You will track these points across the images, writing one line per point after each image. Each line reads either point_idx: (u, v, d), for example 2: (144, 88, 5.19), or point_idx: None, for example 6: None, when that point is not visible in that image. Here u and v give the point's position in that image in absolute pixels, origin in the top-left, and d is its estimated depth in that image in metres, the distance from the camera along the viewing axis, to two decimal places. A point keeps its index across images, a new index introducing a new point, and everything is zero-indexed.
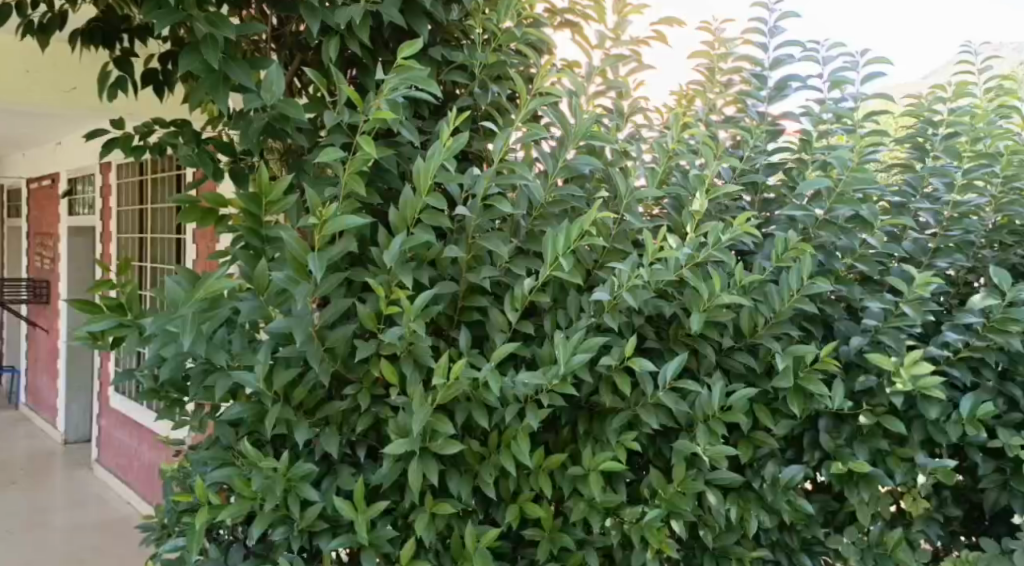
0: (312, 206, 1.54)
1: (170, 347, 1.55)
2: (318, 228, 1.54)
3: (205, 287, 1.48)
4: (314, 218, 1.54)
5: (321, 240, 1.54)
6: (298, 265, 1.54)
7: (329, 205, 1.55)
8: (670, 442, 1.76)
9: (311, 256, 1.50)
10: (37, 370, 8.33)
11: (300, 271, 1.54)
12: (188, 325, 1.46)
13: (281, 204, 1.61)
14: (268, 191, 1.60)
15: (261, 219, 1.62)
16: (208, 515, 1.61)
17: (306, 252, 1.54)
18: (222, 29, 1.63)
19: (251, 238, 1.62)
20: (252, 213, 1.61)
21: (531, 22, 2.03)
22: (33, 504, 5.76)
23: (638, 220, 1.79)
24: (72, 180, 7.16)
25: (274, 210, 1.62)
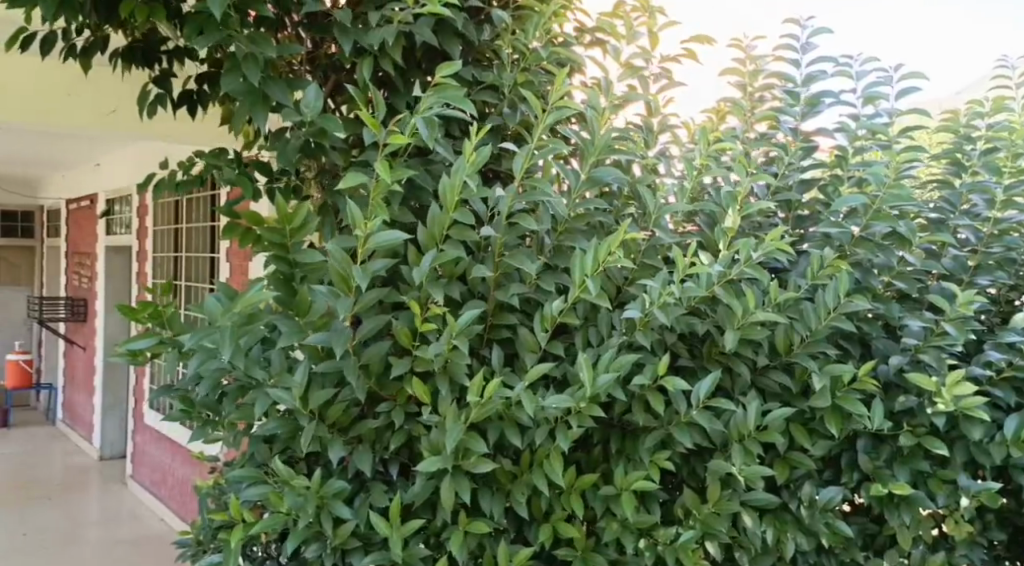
0: (355, 223, 1.56)
1: (210, 364, 1.58)
2: (362, 241, 1.56)
3: (242, 303, 1.52)
4: (358, 233, 1.56)
5: (365, 254, 1.56)
6: (342, 280, 1.55)
7: (374, 219, 1.57)
8: (704, 461, 1.74)
9: (356, 268, 1.52)
10: (74, 388, 8.44)
11: (343, 286, 1.55)
12: (226, 337, 1.50)
13: (304, 229, 1.60)
14: (289, 217, 1.58)
15: (285, 244, 1.60)
16: (242, 531, 1.62)
17: (351, 266, 1.54)
18: (264, 48, 1.68)
19: (278, 264, 1.61)
20: (274, 242, 1.59)
21: (561, 41, 2.04)
22: (68, 520, 5.83)
23: (668, 235, 1.81)
24: (110, 201, 7.30)
25: (298, 236, 1.60)
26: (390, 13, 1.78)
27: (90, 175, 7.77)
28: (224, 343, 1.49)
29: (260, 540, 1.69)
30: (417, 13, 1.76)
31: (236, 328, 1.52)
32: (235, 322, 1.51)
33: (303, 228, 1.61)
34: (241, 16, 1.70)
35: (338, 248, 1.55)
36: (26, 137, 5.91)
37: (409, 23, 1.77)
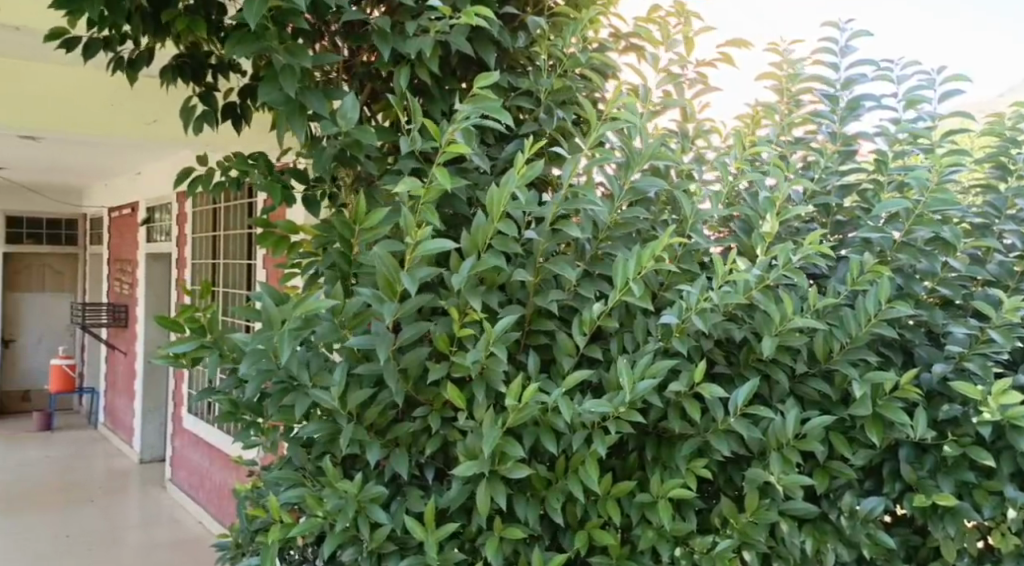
0: (407, 229, 1.58)
1: (259, 365, 1.58)
2: (412, 249, 1.57)
3: (301, 307, 1.52)
4: (409, 240, 1.57)
5: (412, 261, 1.57)
6: (388, 285, 1.56)
7: (424, 227, 1.58)
8: (742, 469, 1.71)
9: (405, 274, 1.54)
10: (115, 393, 8.58)
11: (389, 291, 1.56)
12: (285, 340, 1.52)
13: (375, 232, 1.66)
14: (366, 218, 1.66)
15: (352, 245, 1.69)
16: (281, 533, 1.63)
17: (398, 271, 1.55)
18: (301, 59, 1.69)
19: (341, 258, 1.71)
20: (344, 236, 1.70)
21: (597, 46, 2.03)
22: (110, 523, 5.91)
23: (704, 240, 1.78)
24: (151, 209, 7.41)
25: (368, 238, 1.67)
26: (427, 22, 1.78)
27: (132, 184, 7.91)
28: (282, 345, 1.51)
29: (298, 543, 1.70)
30: (454, 23, 1.76)
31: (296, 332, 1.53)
32: (294, 327, 1.53)
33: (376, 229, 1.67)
34: (280, 28, 1.72)
35: (386, 252, 1.56)
36: (70, 146, 6.03)
37: (445, 32, 1.78)
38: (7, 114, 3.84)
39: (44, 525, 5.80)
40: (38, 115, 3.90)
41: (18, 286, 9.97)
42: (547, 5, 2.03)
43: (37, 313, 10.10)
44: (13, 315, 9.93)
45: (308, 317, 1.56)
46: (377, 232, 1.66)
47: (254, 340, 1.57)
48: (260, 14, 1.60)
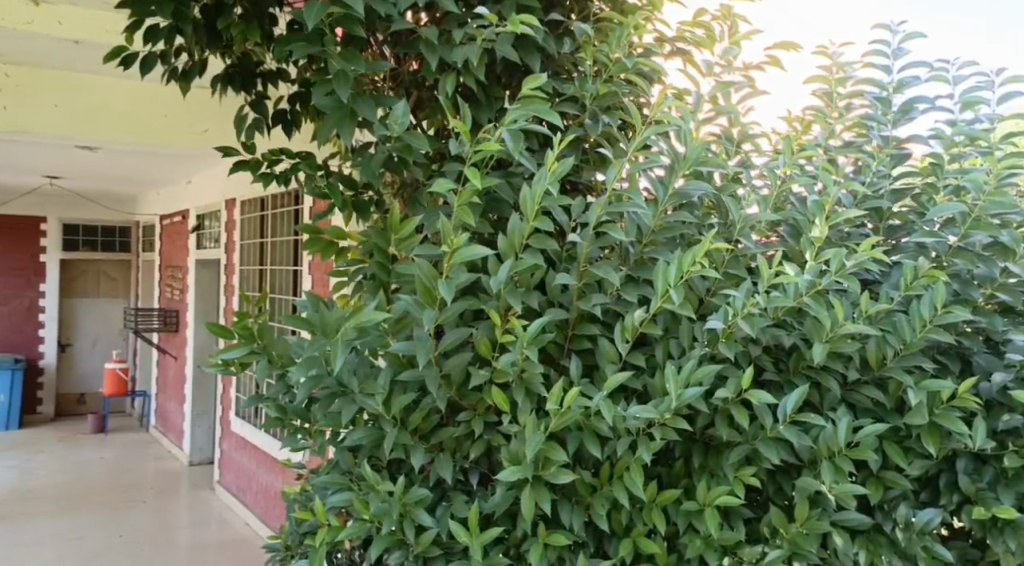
0: (444, 236, 1.58)
1: (308, 370, 1.59)
2: (448, 256, 1.57)
3: (355, 319, 1.53)
4: (445, 247, 1.57)
5: (449, 269, 1.57)
6: (427, 291, 1.57)
7: (460, 233, 1.57)
8: (792, 478, 1.68)
9: (441, 282, 1.54)
10: (166, 396, 8.74)
11: (428, 297, 1.57)
12: (339, 348, 1.52)
13: (410, 242, 1.69)
14: (400, 230, 1.69)
15: (391, 254, 1.72)
16: (328, 535, 1.65)
17: (435, 279, 1.57)
18: (356, 64, 1.71)
19: (380, 269, 1.74)
20: (380, 247, 1.73)
21: (642, 51, 2.01)
22: (161, 524, 6.02)
23: (753, 245, 1.77)
24: (201, 216, 7.55)
25: (404, 248, 1.70)
26: (474, 30, 1.78)
27: (183, 192, 8.06)
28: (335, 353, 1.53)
29: (344, 546, 1.72)
30: (500, 30, 1.76)
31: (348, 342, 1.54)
32: (347, 337, 1.54)
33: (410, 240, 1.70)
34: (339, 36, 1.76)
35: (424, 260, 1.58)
36: (124, 155, 6.16)
37: (491, 40, 1.77)
38: (65, 125, 3.94)
39: (97, 525, 5.93)
40: (92, 126, 4.00)
41: (74, 291, 10.23)
42: (593, 11, 2.04)
43: (92, 318, 10.35)
44: (69, 319, 10.18)
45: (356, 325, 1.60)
46: (414, 241, 1.69)
47: (307, 347, 1.59)
48: (319, 16, 1.65)
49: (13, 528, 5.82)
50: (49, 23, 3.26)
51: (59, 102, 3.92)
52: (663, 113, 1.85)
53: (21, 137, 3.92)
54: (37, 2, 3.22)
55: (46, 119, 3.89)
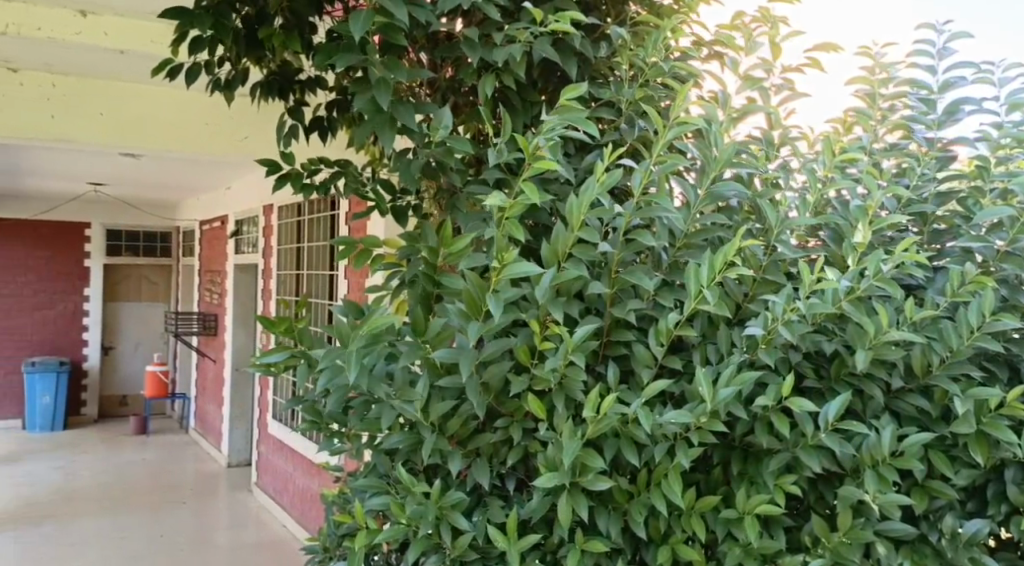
0: (496, 252, 1.58)
1: (337, 380, 1.61)
2: (498, 271, 1.57)
3: (368, 325, 1.57)
4: (496, 264, 1.57)
5: (497, 282, 1.57)
6: (473, 304, 1.58)
7: (511, 248, 1.57)
8: (834, 487, 1.65)
9: (491, 297, 1.53)
10: (205, 398, 8.86)
11: (474, 309, 1.58)
12: (351, 360, 1.53)
13: (460, 255, 1.67)
14: (451, 245, 1.68)
15: (438, 265, 1.70)
16: (366, 538, 1.66)
17: (484, 292, 1.58)
18: (397, 73, 1.73)
19: (427, 282, 1.71)
20: (430, 260, 1.70)
21: (679, 55, 1.99)
22: (201, 524, 6.11)
23: (791, 250, 1.73)
24: (239, 222, 7.66)
25: (452, 261, 1.69)
26: (515, 32, 1.78)
27: (222, 198, 8.19)
28: (350, 364, 1.53)
29: (382, 548, 1.73)
30: (541, 30, 1.77)
31: (361, 351, 1.55)
32: (359, 346, 1.55)
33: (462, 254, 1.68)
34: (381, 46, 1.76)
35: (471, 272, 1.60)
36: (166, 162, 6.26)
37: (530, 41, 1.78)
38: (110, 132, 4.01)
39: (138, 525, 6.04)
40: (134, 133, 4.07)
41: (116, 295, 10.42)
42: (630, 14, 2.04)
43: (133, 321, 10.53)
44: (111, 322, 10.38)
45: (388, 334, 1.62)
46: (465, 255, 1.67)
47: (330, 355, 1.60)
48: (366, 27, 1.66)
49: (57, 527, 5.94)
50: (95, 33, 3.33)
51: (104, 110, 4.01)
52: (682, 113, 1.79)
53: (67, 145, 4.00)
54: (84, 13, 3.29)
55: (92, 127, 3.97)
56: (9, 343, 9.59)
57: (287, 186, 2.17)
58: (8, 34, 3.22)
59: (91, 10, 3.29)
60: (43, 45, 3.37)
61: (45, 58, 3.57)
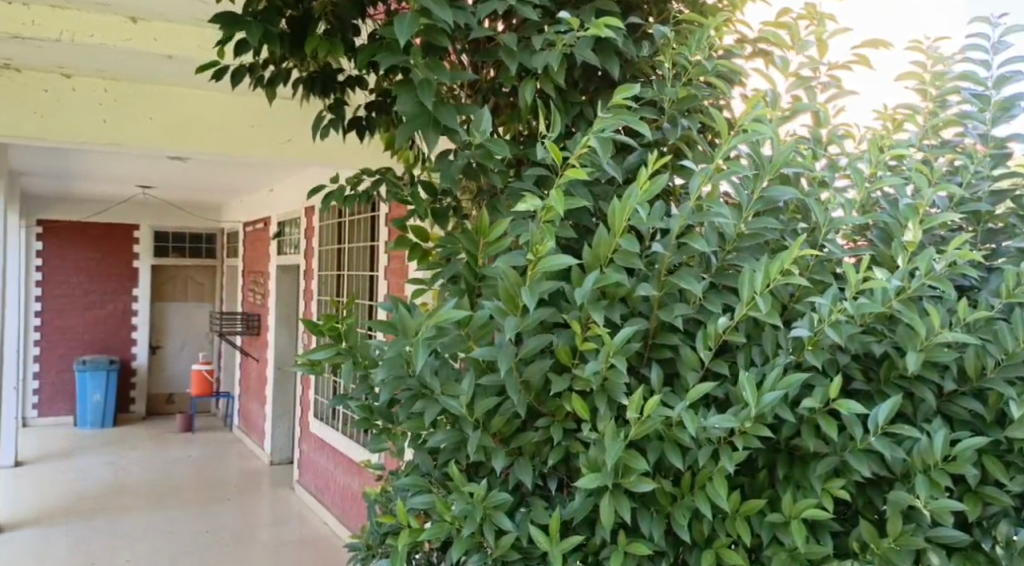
0: (531, 244, 1.57)
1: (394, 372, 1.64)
2: (533, 264, 1.57)
3: (435, 317, 1.57)
4: (531, 256, 1.57)
5: (534, 275, 1.56)
6: (511, 298, 1.57)
7: (547, 242, 1.57)
8: (883, 491, 1.62)
9: (524, 291, 1.53)
10: (249, 397, 8.99)
11: (511, 304, 1.57)
12: (420, 349, 1.56)
13: (498, 246, 1.70)
14: (490, 233, 1.71)
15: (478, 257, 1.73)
16: (410, 537, 1.67)
17: (520, 286, 1.57)
18: (439, 74, 1.73)
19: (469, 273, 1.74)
20: (470, 249, 1.73)
21: (723, 53, 1.97)
22: (245, 519, 6.21)
23: (839, 250, 1.71)
24: (282, 223, 7.77)
25: (491, 252, 1.71)
26: (554, 37, 1.77)
27: (265, 200, 8.30)
28: (418, 352, 1.56)
29: (425, 546, 1.74)
30: (581, 34, 1.75)
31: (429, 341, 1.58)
32: (428, 336, 1.58)
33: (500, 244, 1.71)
34: (424, 48, 1.76)
35: (509, 268, 1.58)
36: (213, 165, 6.36)
37: (571, 45, 1.76)
38: (160, 136, 4.08)
39: (185, 520, 6.14)
40: (182, 137, 4.14)
41: (164, 295, 10.62)
42: (672, 13, 2.03)
43: (180, 321, 10.73)
44: (159, 323, 10.59)
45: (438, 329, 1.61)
46: (502, 245, 1.69)
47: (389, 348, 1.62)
48: (410, 31, 1.67)
49: (108, 522, 6.05)
50: (145, 38, 3.40)
51: (153, 114, 4.07)
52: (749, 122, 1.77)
53: (118, 148, 4.09)
54: (135, 19, 3.36)
55: (142, 131, 4.05)
56: (61, 342, 9.82)
57: (332, 200, 2.18)
58: (62, 41, 3.30)
59: (142, 17, 3.35)
60: (95, 51, 3.44)
61: (97, 64, 3.66)
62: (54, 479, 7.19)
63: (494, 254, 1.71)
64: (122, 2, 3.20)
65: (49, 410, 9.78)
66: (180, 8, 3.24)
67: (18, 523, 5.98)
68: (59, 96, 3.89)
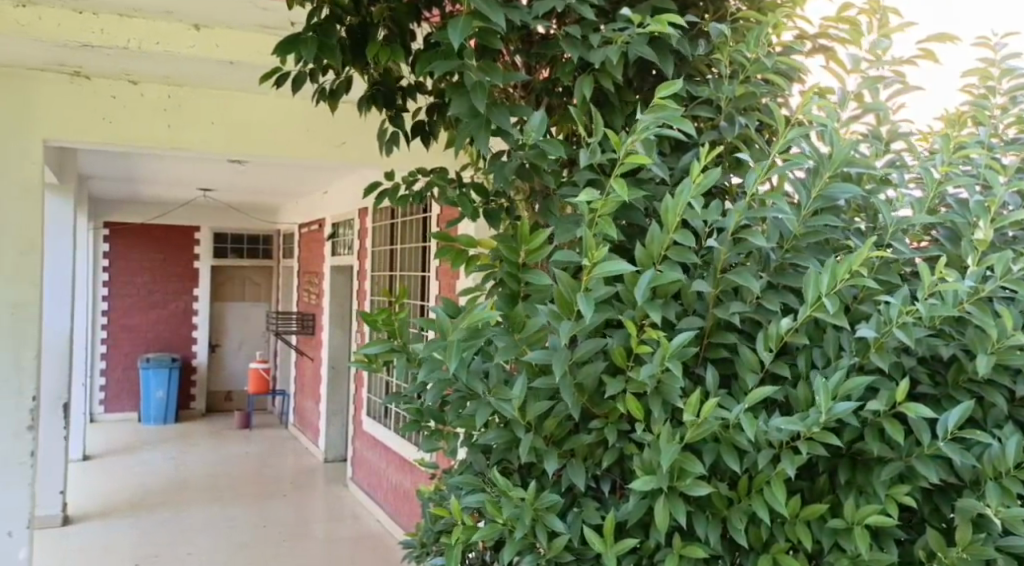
0: (586, 249, 1.56)
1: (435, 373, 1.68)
2: (589, 269, 1.55)
3: (467, 319, 1.58)
4: (586, 261, 1.56)
5: (589, 280, 1.55)
6: (565, 303, 1.56)
7: (601, 246, 1.55)
8: (950, 499, 1.57)
9: (581, 296, 1.53)
10: (304, 395, 9.12)
11: (566, 308, 1.56)
12: (453, 349, 1.56)
13: (540, 252, 1.67)
14: (531, 241, 1.67)
15: (520, 263, 1.68)
16: (463, 535, 1.67)
17: (575, 291, 1.56)
18: (492, 76, 1.74)
19: (511, 280, 1.69)
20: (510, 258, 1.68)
21: (782, 50, 1.94)
22: (300, 516, 6.30)
23: (906, 249, 1.68)
24: (336, 225, 7.88)
25: (535, 257, 1.67)
26: (612, 34, 1.76)
27: (320, 202, 8.43)
28: (450, 356, 1.56)
29: (478, 545, 1.74)
30: (638, 31, 1.74)
31: (462, 342, 1.58)
32: (460, 337, 1.58)
33: (540, 250, 1.67)
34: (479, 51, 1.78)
35: (563, 270, 1.57)
36: (270, 167, 6.47)
37: (627, 42, 1.75)
38: (221, 140, 4.17)
39: (243, 515, 6.25)
40: (241, 139, 4.21)
41: (223, 296, 10.85)
42: (729, 11, 2.00)
43: (239, 321, 10.95)
44: (218, 322, 10.82)
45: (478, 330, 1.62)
46: (543, 252, 1.66)
47: (429, 349, 1.64)
48: (463, 34, 1.69)
49: (171, 515, 6.20)
50: (208, 45, 3.47)
51: (214, 119, 4.16)
52: (806, 116, 1.74)
53: (181, 152, 4.18)
54: (198, 27, 3.44)
55: (204, 135, 4.13)
56: (126, 341, 10.10)
57: (387, 200, 2.21)
58: (130, 49, 3.40)
59: (205, 25, 3.42)
60: (159, 59, 3.53)
61: (160, 70, 3.75)
62: (118, 474, 7.39)
63: (536, 261, 1.68)
64: (187, 10, 3.28)
65: (115, 406, 10.07)
66: (241, 15, 3.31)
67: (86, 515, 6.17)
68: (126, 102, 4.00)
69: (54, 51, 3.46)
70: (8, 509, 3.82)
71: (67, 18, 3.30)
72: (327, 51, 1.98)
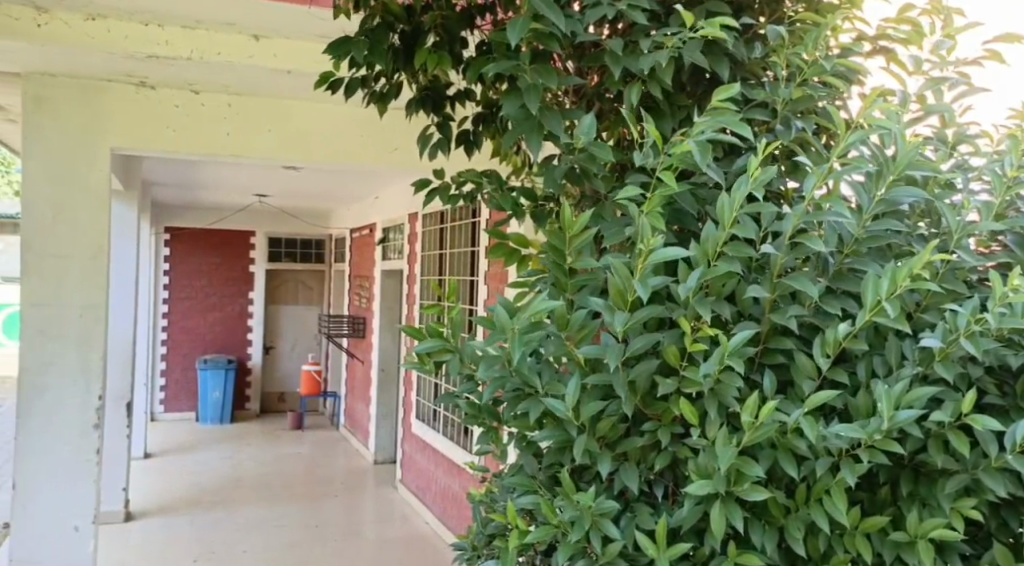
0: (640, 237, 1.55)
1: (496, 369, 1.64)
2: (644, 256, 1.54)
3: (527, 311, 1.57)
4: (641, 247, 1.55)
5: (645, 269, 1.54)
6: (620, 294, 1.56)
7: (657, 235, 1.54)
8: (1019, 513, 1.53)
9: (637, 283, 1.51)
10: (354, 397, 9.22)
11: (620, 300, 1.56)
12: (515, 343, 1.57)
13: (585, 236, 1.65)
14: (572, 227, 1.65)
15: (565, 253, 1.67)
16: (518, 540, 1.67)
17: (630, 280, 1.54)
18: (547, 79, 1.73)
19: (557, 269, 1.68)
20: (556, 247, 1.67)
21: (839, 53, 1.91)
22: (351, 516, 6.36)
23: (971, 257, 1.62)
24: (387, 229, 7.97)
25: (578, 243, 1.66)
26: (663, 38, 1.75)
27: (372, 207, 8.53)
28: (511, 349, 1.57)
29: (532, 547, 1.74)
30: (691, 35, 1.72)
31: (524, 336, 1.58)
32: (521, 329, 1.57)
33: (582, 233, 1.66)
34: (535, 53, 1.78)
35: (618, 261, 1.56)
36: (324, 173, 6.57)
37: (679, 46, 1.74)
38: (279, 146, 4.25)
39: (296, 515, 6.34)
40: (298, 145, 4.28)
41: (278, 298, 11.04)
42: (786, 13, 1.97)
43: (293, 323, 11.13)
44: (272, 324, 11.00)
45: (538, 324, 1.60)
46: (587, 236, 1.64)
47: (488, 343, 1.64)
48: (521, 33, 1.68)
49: (227, 514, 6.33)
50: (267, 54, 3.54)
51: (271, 126, 4.24)
52: (871, 116, 1.69)
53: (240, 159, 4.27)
54: (257, 37, 3.52)
55: (261, 142, 4.22)
56: (184, 343, 10.33)
57: (437, 199, 2.22)
58: (191, 59, 3.48)
59: (264, 35, 3.50)
60: (220, 68, 3.61)
61: (220, 80, 3.84)
62: (176, 473, 7.56)
63: (581, 243, 1.66)
64: (247, 21, 3.35)
65: (174, 406, 10.31)
66: (298, 25, 3.37)
67: (146, 512, 6.32)
68: (188, 111, 4.10)
69: (121, 63, 3.56)
70: (73, 505, 3.93)
71: (133, 29, 3.39)
72: (377, 55, 2.02)
